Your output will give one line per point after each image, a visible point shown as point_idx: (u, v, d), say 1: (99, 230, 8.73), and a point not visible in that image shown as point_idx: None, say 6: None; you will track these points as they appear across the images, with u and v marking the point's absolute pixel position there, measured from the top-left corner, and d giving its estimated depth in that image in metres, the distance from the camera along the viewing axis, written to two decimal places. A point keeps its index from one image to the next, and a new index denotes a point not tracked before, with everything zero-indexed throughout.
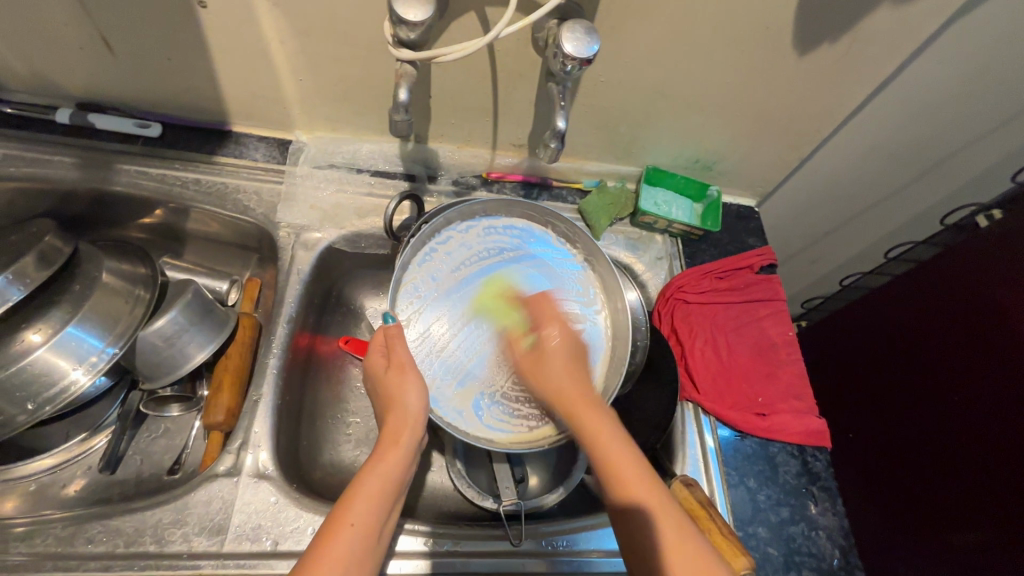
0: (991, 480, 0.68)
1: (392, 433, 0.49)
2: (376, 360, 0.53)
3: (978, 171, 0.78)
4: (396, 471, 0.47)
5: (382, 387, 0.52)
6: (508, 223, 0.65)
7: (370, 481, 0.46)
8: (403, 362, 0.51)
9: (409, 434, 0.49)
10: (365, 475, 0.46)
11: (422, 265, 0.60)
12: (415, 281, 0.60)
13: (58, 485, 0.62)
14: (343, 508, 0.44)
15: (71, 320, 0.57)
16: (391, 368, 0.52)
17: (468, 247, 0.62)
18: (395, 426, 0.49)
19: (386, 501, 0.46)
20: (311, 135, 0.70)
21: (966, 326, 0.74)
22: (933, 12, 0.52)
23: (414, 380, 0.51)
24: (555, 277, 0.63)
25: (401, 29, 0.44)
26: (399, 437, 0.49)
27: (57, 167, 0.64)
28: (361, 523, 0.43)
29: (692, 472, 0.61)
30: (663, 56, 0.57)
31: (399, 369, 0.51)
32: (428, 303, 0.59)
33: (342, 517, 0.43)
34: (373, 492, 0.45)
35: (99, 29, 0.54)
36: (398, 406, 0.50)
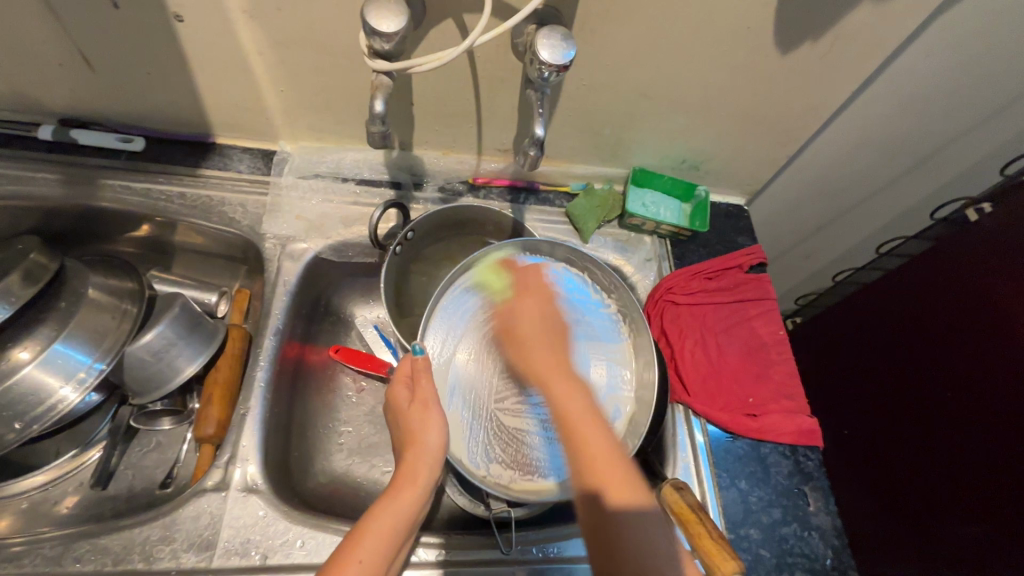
0: (984, 475, 0.68)
1: (410, 471, 0.49)
2: (398, 392, 0.53)
3: (966, 163, 0.77)
4: (409, 512, 0.47)
5: (403, 422, 0.51)
6: (548, 266, 0.62)
7: (380, 517, 0.46)
8: (426, 399, 0.51)
9: (427, 476, 0.49)
10: (378, 511, 0.46)
11: (460, 296, 0.59)
12: (449, 317, 0.58)
13: (49, 501, 0.62)
14: (352, 546, 0.44)
15: (58, 337, 0.56)
16: (413, 404, 0.51)
17: (504, 291, 0.60)
18: (413, 465, 0.49)
19: (396, 536, 0.46)
20: (296, 145, 0.70)
21: (959, 321, 0.73)
22: (914, 7, 0.52)
23: (438, 420, 0.50)
24: (592, 330, 0.60)
25: (375, 41, 0.44)
26: (417, 478, 0.48)
27: (41, 184, 0.64)
28: (368, 562, 0.44)
29: (683, 475, 0.61)
30: (643, 59, 0.57)
31: (423, 406, 0.51)
32: (458, 338, 0.58)
33: (351, 554, 0.44)
34: (385, 531, 0.45)
35: (76, 45, 0.54)
36: (419, 445, 0.49)
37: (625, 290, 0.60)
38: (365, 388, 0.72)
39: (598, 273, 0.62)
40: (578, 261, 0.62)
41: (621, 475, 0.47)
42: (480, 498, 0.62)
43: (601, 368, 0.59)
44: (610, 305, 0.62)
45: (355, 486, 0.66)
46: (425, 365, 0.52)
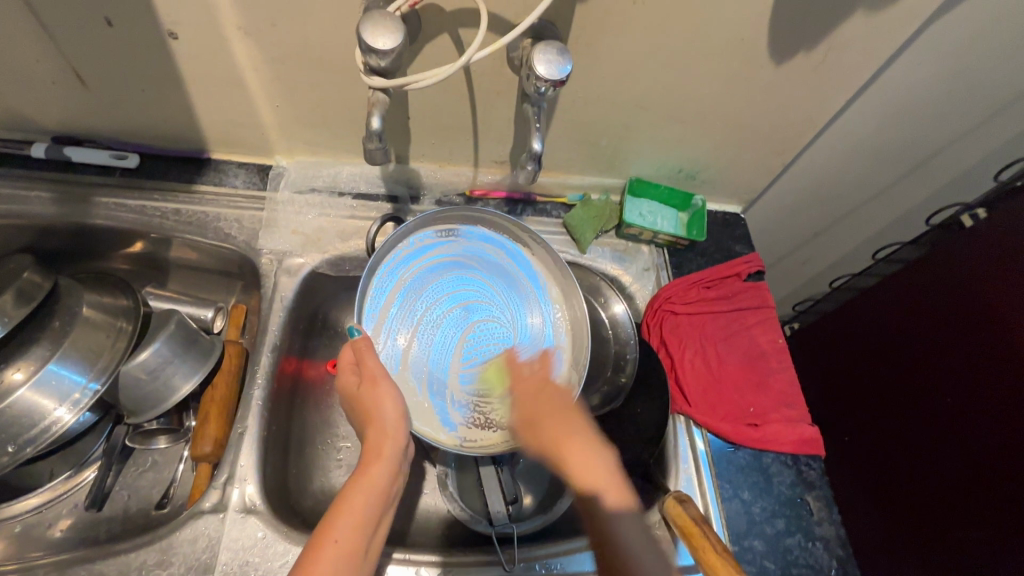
0: (987, 482, 0.67)
1: (374, 446, 0.48)
2: (347, 378, 0.51)
3: (960, 169, 0.78)
4: (381, 485, 0.46)
5: (357, 402, 0.50)
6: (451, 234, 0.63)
7: (353, 497, 0.45)
8: (375, 374, 0.49)
9: (391, 445, 0.48)
10: (349, 492, 0.45)
11: (385, 274, 0.59)
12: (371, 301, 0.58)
13: (43, 525, 0.61)
14: (326, 524, 0.43)
15: (51, 357, 0.56)
16: (362, 382, 0.49)
17: (422, 266, 0.60)
18: (376, 439, 0.48)
19: (371, 512, 0.45)
20: (291, 160, 0.70)
21: (957, 326, 0.73)
22: (906, 18, 0.52)
23: (391, 390, 0.49)
24: (520, 287, 0.62)
25: (371, 57, 0.44)
26: (381, 451, 0.47)
27: (34, 203, 0.63)
28: (345, 541, 0.43)
29: (686, 487, 0.61)
30: (639, 71, 0.57)
31: (372, 381, 0.49)
32: (395, 324, 0.58)
33: (326, 535, 0.43)
34: (357, 510, 0.44)
35: (70, 64, 0.54)
36: (376, 417, 0.48)
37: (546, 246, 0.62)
38: None
39: (545, 247, 0.62)
40: (505, 229, 0.63)
41: (604, 469, 0.50)
42: (481, 514, 0.62)
43: (535, 318, 0.61)
44: (536, 260, 0.63)
45: None
46: (366, 343, 0.51)
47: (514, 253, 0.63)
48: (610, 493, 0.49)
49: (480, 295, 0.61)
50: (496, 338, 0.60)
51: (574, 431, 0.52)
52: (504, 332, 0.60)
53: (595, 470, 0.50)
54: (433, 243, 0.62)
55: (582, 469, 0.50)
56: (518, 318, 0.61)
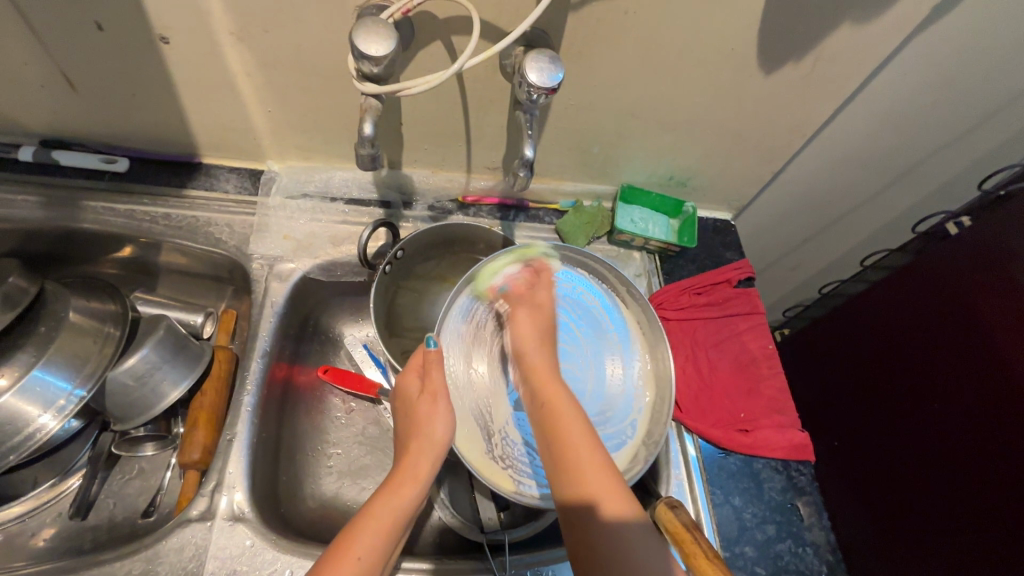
0: (976, 487, 0.68)
1: (411, 464, 0.48)
2: (410, 381, 0.52)
3: (946, 177, 0.79)
4: (408, 504, 0.47)
5: (410, 412, 0.51)
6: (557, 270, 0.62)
7: (382, 513, 0.46)
8: (436, 389, 0.50)
9: (427, 469, 0.49)
10: (379, 506, 0.46)
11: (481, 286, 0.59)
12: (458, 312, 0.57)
13: (26, 534, 0.60)
14: (350, 539, 0.44)
15: (37, 363, 0.55)
16: (423, 394, 0.51)
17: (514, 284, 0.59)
18: (416, 459, 0.49)
19: (394, 533, 0.46)
20: (283, 164, 0.70)
21: (944, 332, 0.74)
22: (891, 30, 0.53)
23: (447, 410, 0.50)
24: (609, 343, 0.60)
25: (363, 64, 0.44)
26: (418, 473, 0.48)
27: (22, 206, 0.63)
28: (367, 557, 0.43)
29: (677, 493, 0.61)
30: (630, 79, 0.57)
31: (432, 397, 0.50)
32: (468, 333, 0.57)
33: (351, 547, 0.43)
34: (384, 523, 0.45)
35: (60, 67, 0.54)
36: (422, 434, 0.49)
37: (642, 302, 0.61)
38: (354, 408, 0.71)
39: (633, 294, 0.62)
40: (607, 279, 0.63)
41: (602, 472, 0.47)
42: (472, 520, 0.62)
43: (617, 373, 0.59)
44: (627, 312, 0.62)
45: (345, 510, 0.65)
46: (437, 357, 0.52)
47: (604, 301, 0.62)
48: (613, 502, 0.45)
49: (565, 335, 0.59)
50: (572, 385, 0.57)
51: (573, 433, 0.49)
52: (582, 375, 0.58)
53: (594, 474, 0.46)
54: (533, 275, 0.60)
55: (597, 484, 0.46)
56: (598, 372, 0.58)
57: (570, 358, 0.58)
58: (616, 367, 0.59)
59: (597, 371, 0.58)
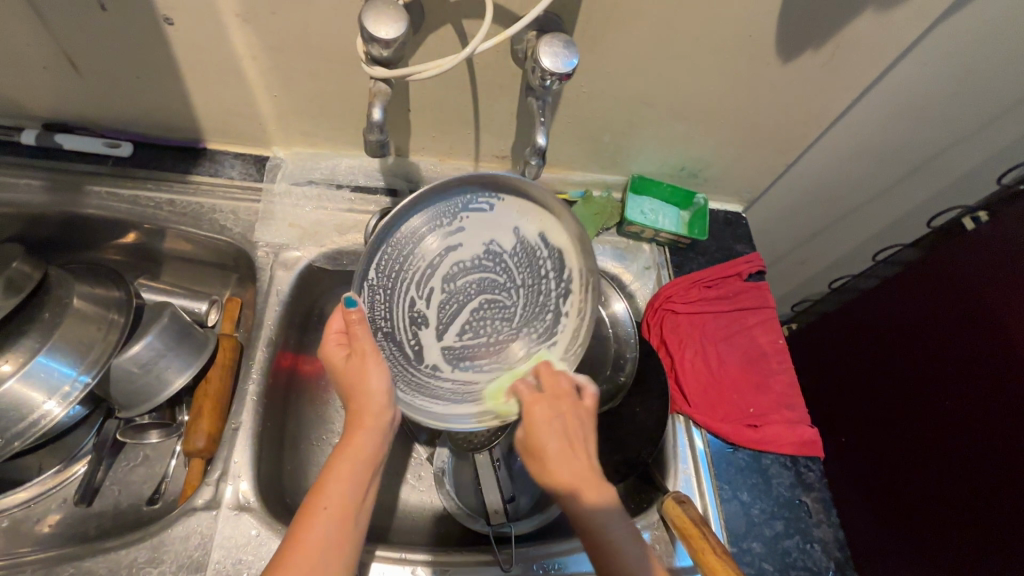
0: (986, 487, 0.67)
1: (357, 415, 0.47)
2: (334, 350, 0.49)
3: (962, 170, 0.77)
4: (364, 450, 0.46)
5: (341, 377, 0.48)
6: (486, 197, 0.53)
7: (338, 464, 0.45)
8: (364, 349, 0.47)
9: (375, 416, 0.47)
10: (334, 458, 0.45)
11: (424, 214, 0.52)
12: (379, 260, 0.51)
13: (31, 520, 0.60)
14: (317, 492, 0.43)
15: (41, 349, 0.54)
16: (351, 357, 0.47)
17: (429, 224, 0.52)
18: (359, 409, 0.46)
19: (360, 479, 0.45)
20: (289, 151, 0.69)
21: (956, 328, 0.74)
22: (916, 17, 0.52)
23: (376, 362, 0.47)
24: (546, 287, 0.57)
25: (373, 47, 0.42)
26: (363, 419, 0.46)
27: (25, 190, 0.62)
28: (333, 507, 0.43)
29: (685, 488, 0.60)
30: (645, 66, 0.56)
31: (361, 358, 0.47)
32: (393, 275, 0.52)
33: (316, 502, 0.43)
34: (343, 476, 0.44)
35: (63, 50, 0.53)
36: (358, 390, 0.47)
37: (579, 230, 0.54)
38: None
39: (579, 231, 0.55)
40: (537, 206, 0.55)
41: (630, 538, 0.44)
42: (477, 512, 0.61)
43: (542, 302, 0.57)
44: (562, 239, 0.56)
45: None
46: (359, 319, 0.46)
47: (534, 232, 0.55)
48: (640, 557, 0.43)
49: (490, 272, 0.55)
50: (501, 311, 0.56)
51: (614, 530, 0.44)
52: (509, 309, 0.56)
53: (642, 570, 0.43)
54: (467, 217, 0.53)
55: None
56: (525, 303, 0.56)
57: (498, 285, 0.55)
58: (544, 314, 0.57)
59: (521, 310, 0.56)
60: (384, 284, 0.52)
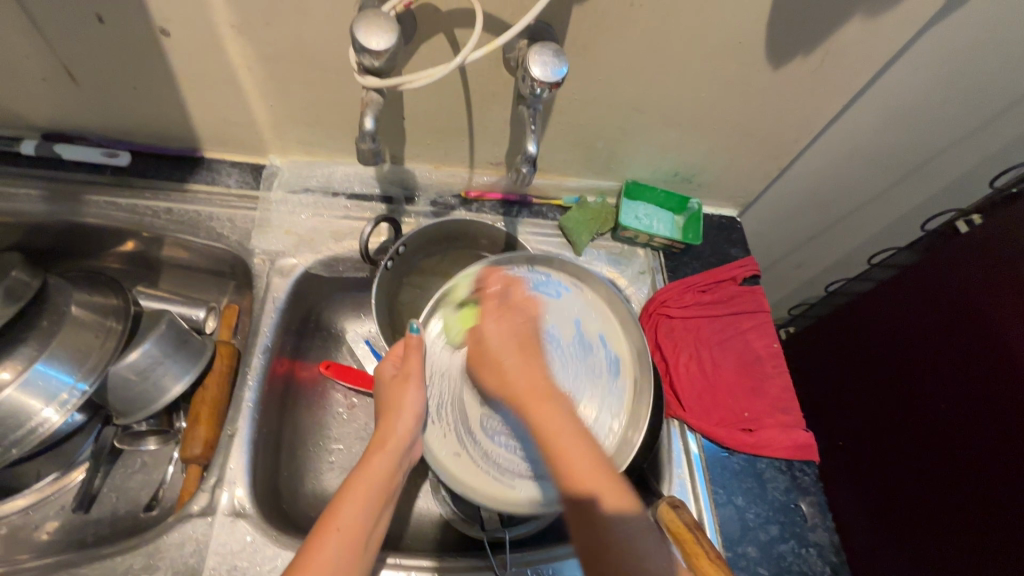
0: (981, 490, 0.67)
1: (384, 435, 0.51)
2: (387, 368, 0.55)
3: (956, 173, 0.78)
4: (382, 473, 0.49)
5: (386, 393, 0.53)
6: (551, 281, 0.59)
7: (357, 484, 0.48)
8: (410, 373, 0.53)
9: (397, 439, 0.51)
10: (354, 480, 0.49)
11: (466, 297, 0.57)
12: (448, 320, 0.56)
13: (30, 527, 0.60)
14: (332, 514, 0.46)
15: (39, 357, 0.55)
16: (397, 376, 0.53)
17: (509, 301, 0.56)
18: (385, 430, 0.51)
19: (373, 503, 0.48)
20: (285, 159, 0.70)
21: (951, 331, 0.74)
22: (904, 22, 0.52)
23: (417, 392, 0.52)
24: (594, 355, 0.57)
25: (364, 57, 0.43)
26: (386, 441, 0.51)
27: (24, 200, 0.62)
28: (347, 526, 0.45)
29: (679, 492, 0.60)
30: (635, 73, 0.56)
31: (407, 380, 0.52)
32: (457, 331, 0.56)
33: (330, 523, 0.45)
34: (361, 495, 0.47)
35: (61, 61, 0.53)
36: (391, 412, 0.52)
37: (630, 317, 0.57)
38: (357, 404, 0.71)
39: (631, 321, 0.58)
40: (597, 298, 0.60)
41: (588, 456, 0.46)
42: (473, 517, 0.61)
43: (591, 397, 0.55)
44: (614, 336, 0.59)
45: None
46: (417, 343, 0.53)
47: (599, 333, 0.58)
48: (603, 493, 0.45)
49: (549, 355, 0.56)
50: (549, 401, 0.55)
51: (574, 453, 0.46)
52: (556, 398, 0.55)
53: (593, 480, 0.45)
54: (535, 296, 0.58)
55: (585, 471, 0.45)
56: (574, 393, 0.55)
57: (556, 374, 0.55)
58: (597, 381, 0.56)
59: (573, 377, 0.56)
60: (444, 345, 0.56)
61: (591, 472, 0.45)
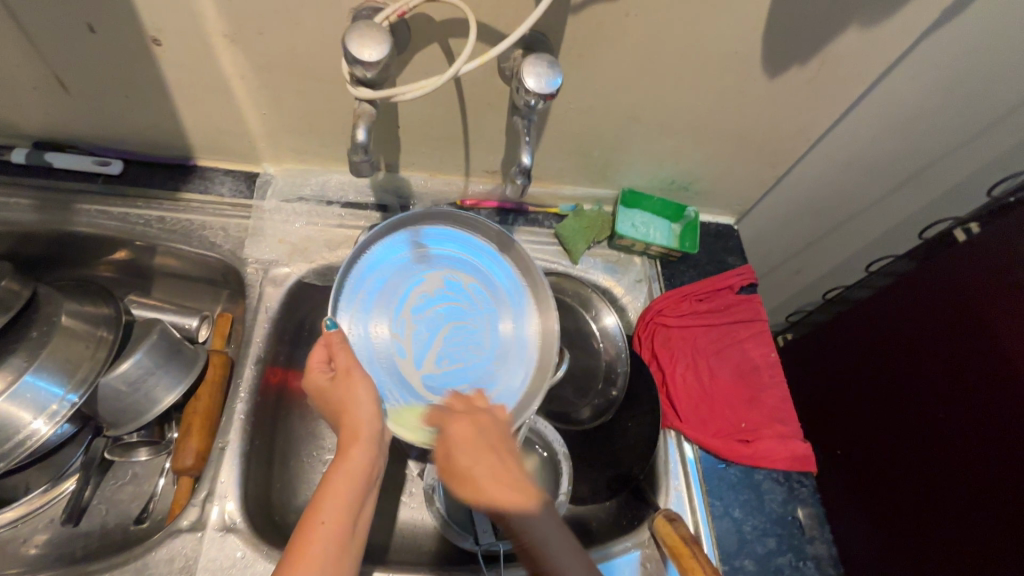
0: (977, 501, 0.67)
1: (351, 430, 0.48)
2: (318, 375, 0.50)
3: (953, 182, 0.77)
4: (360, 466, 0.47)
5: (327, 396, 0.50)
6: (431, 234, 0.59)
7: (337, 481, 0.46)
8: (346, 366, 0.49)
9: (370, 428, 0.48)
10: (331, 476, 0.46)
11: (360, 281, 0.55)
12: (349, 309, 0.54)
13: (19, 540, 0.59)
14: (314, 509, 0.44)
15: (28, 368, 0.54)
16: (335, 376, 0.49)
17: (393, 271, 0.57)
18: (351, 423, 0.48)
19: (356, 497, 0.46)
20: (279, 167, 0.69)
21: (948, 341, 0.74)
22: (901, 33, 0.52)
23: (365, 384, 0.49)
24: (497, 296, 0.59)
25: (357, 69, 0.43)
26: (358, 432, 0.47)
27: (14, 209, 0.62)
28: (332, 522, 0.43)
29: (676, 505, 0.60)
30: (631, 83, 0.56)
31: (345, 374, 0.49)
32: (366, 317, 0.54)
33: (314, 519, 0.43)
34: (343, 492, 0.45)
35: (52, 71, 0.53)
36: (350, 407, 0.48)
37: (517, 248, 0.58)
38: None
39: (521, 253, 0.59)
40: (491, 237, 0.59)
41: (522, 516, 0.48)
42: (467, 530, 0.61)
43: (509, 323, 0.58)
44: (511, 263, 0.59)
45: None
46: (338, 338, 0.49)
47: (491, 261, 0.59)
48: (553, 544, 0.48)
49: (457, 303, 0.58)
50: (469, 339, 0.57)
51: (519, 515, 0.48)
52: (477, 335, 0.57)
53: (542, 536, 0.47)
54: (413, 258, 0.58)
55: (535, 537, 0.47)
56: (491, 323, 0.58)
57: (463, 316, 0.57)
58: (506, 313, 0.58)
59: (488, 322, 0.58)
60: (355, 323, 0.54)
61: (545, 531, 0.48)
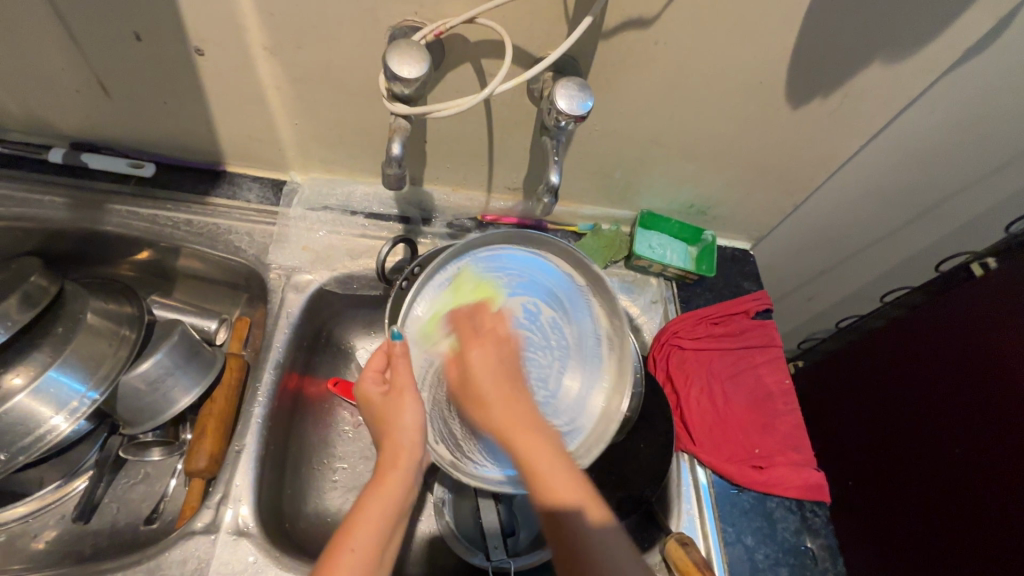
0: (988, 540, 0.66)
1: (390, 455, 0.49)
2: (371, 388, 0.52)
3: (969, 216, 0.78)
4: (395, 494, 0.47)
5: (378, 418, 0.51)
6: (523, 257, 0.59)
7: (369, 505, 0.46)
8: (403, 385, 0.50)
9: (407, 456, 0.49)
10: (365, 500, 0.46)
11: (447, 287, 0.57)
12: (430, 300, 0.57)
13: (28, 536, 0.59)
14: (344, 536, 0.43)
15: (52, 364, 0.55)
16: (390, 392, 0.51)
17: (483, 279, 0.58)
18: (391, 450, 0.49)
19: (388, 523, 0.45)
20: (306, 176, 0.70)
21: (963, 375, 0.73)
22: (924, 70, 0.53)
23: (414, 404, 0.50)
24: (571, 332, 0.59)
25: (395, 85, 0.44)
26: (398, 459, 0.48)
27: (48, 207, 0.63)
28: (362, 549, 0.43)
29: (688, 529, 0.59)
30: (656, 108, 0.57)
31: (399, 393, 0.50)
32: (441, 312, 0.57)
33: (342, 543, 0.43)
34: (373, 519, 0.45)
35: (95, 75, 0.55)
36: (394, 431, 0.49)
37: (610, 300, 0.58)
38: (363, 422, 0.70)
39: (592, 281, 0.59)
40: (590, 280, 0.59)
41: (565, 474, 0.47)
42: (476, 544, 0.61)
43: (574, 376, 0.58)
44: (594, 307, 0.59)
45: None
46: (402, 351, 0.51)
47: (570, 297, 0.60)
48: (589, 506, 0.47)
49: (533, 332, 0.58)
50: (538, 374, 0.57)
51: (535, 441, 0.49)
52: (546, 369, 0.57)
53: (551, 474, 0.47)
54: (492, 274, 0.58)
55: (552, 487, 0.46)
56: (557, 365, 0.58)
57: (536, 349, 0.58)
58: (576, 367, 0.58)
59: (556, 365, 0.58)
60: (430, 325, 0.57)
61: (550, 475, 0.47)
